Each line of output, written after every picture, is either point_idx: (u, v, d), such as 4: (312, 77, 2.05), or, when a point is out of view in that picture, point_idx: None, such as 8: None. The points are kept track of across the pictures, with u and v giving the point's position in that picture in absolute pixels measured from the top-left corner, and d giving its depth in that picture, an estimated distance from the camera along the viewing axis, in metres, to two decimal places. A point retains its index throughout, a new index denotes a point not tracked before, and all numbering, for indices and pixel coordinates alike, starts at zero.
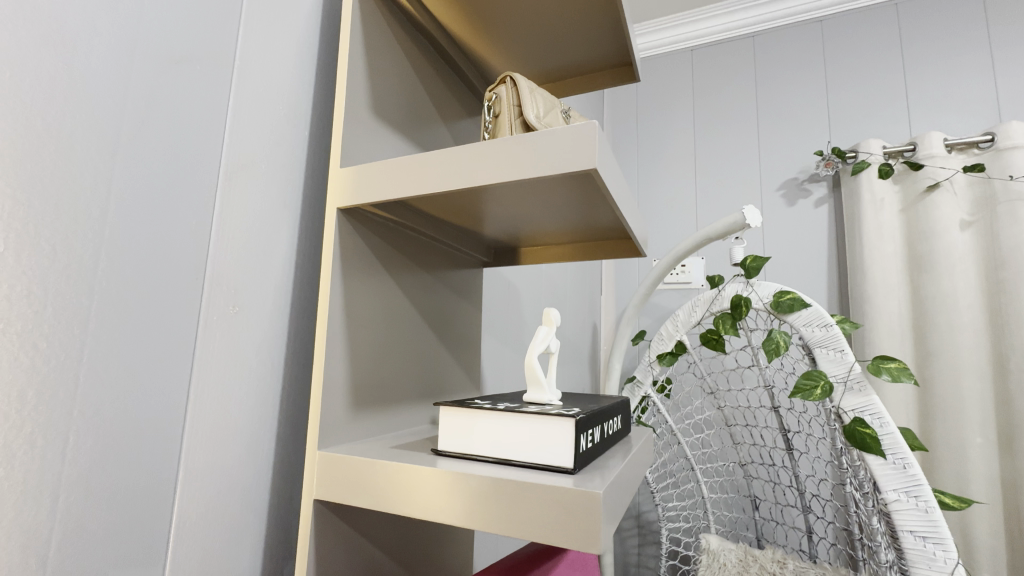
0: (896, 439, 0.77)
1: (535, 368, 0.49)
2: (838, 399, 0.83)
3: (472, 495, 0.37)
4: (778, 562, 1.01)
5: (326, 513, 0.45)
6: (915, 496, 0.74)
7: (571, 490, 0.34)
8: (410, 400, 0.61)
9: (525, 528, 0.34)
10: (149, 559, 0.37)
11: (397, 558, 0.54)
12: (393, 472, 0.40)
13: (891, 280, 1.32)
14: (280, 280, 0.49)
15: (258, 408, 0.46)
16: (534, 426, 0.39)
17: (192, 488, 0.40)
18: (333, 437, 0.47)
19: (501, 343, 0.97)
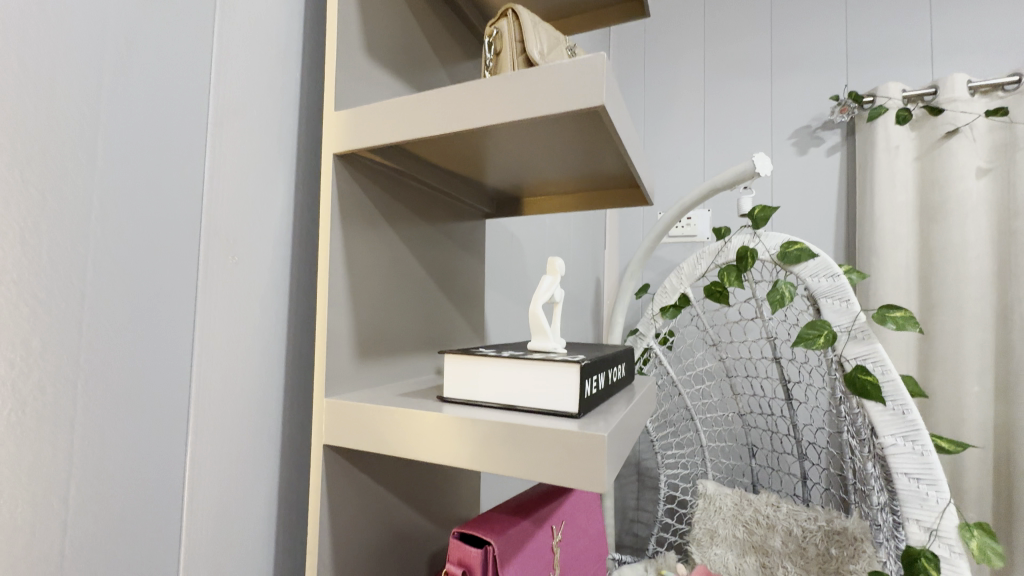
0: (897, 385, 0.77)
1: (539, 317, 0.49)
2: (840, 348, 0.83)
3: (477, 438, 0.37)
4: (772, 506, 1.04)
5: (336, 457, 0.46)
6: (911, 440, 0.74)
7: (574, 433, 0.34)
8: (416, 350, 0.61)
9: (530, 470, 0.35)
10: (168, 499, 0.39)
11: (406, 499, 0.56)
12: (399, 417, 0.41)
13: (901, 230, 1.30)
14: (280, 231, 0.48)
15: (266, 358, 0.47)
16: (539, 372, 0.40)
17: (204, 435, 0.41)
18: (339, 385, 0.47)
19: (504, 295, 0.97)
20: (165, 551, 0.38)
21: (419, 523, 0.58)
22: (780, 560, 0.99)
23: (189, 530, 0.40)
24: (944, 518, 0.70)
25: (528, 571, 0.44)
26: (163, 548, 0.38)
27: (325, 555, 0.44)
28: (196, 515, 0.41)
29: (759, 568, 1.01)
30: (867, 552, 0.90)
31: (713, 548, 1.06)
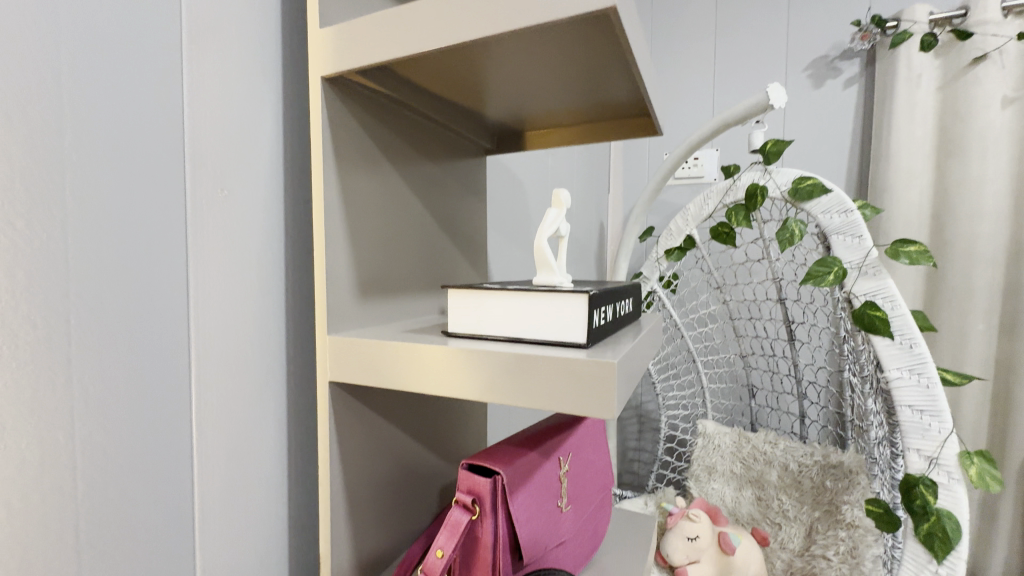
0: (907, 320, 0.75)
1: (545, 251, 0.47)
2: (849, 285, 0.81)
3: (484, 370, 0.36)
4: (770, 443, 1.07)
5: (342, 394, 0.46)
6: (917, 373, 0.72)
7: (583, 361, 0.33)
8: (419, 290, 0.60)
9: (539, 399, 0.34)
10: (176, 435, 0.39)
11: (415, 435, 0.57)
12: (404, 352, 0.40)
13: (917, 166, 1.24)
14: (270, 165, 0.46)
15: (266, 297, 0.46)
16: (546, 304, 0.38)
17: (208, 373, 0.41)
18: (341, 323, 0.46)
19: (507, 238, 0.94)
20: (180, 484, 0.39)
21: (428, 459, 0.60)
22: (775, 492, 1.03)
23: (201, 464, 0.40)
24: (945, 448, 0.70)
25: (537, 499, 0.45)
26: (176, 481, 0.39)
27: (337, 488, 0.45)
28: (207, 450, 0.41)
29: (755, 500, 1.05)
30: (861, 483, 0.91)
31: (711, 483, 1.10)
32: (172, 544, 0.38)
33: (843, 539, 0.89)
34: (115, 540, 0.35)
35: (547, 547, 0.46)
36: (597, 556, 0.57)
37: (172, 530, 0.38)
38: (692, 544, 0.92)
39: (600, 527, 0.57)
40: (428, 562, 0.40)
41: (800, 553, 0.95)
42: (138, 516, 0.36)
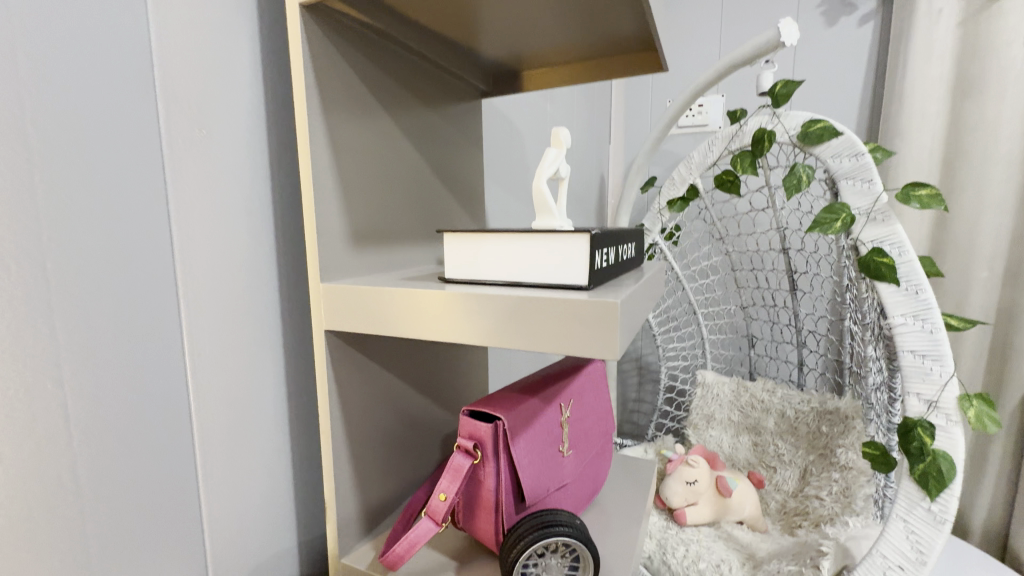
0: (914, 267, 0.72)
1: (544, 194, 0.45)
2: (857, 232, 0.79)
3: (484, 314, 0.35)
4: (768, 391, 1.09)
5: (339, 344, 0.45)
6: (921, 319, 0.70)
7: (583, 301, 0.32)
8: (414, 239, 0.58)
9: (540, 342, 0.34)
10: (171, 385, 0.38)
11: (415, 386, 0.57)
12: (400, 297, 0.39)
13: (930, 110, 1.11)
14: (251, 105, 0.43)
15: (255, 246, 0.44)
16: (545, 246, 0.37)
17: (201, 323, 0.40)
18: (335, 272, 0.45)
19: (505, 189, 0.91)
20: (179, 433, 0.39)
21: (430, 408, 0.60)
22: (771, 438, 1.05)
23: (199, 414, 0.40)
24: (946, 391, 0.67)
25: (538, 444, 0.45)
26: (176, 431, 0.39)
27: (338, 436, 0.45)
28: (206, 401, 0.41)
29: (751, 446, 1.08)
30: (856, 428, 0.94)
31: (709, 430, 1.12)
32: (176, 491, 0.39)
33: (836, 479, 0.92)
34: (118, 488, 0.35)
35: (549, 491, 0.46)
36: (598, 499, 0.59)
37: (176, 477, 0.39)
38: (691, 487, 0.95)
39: (601, 472, 0.58)
40: (433, 504, 0.41)
41: (794, 494, 0.98)
42: (139, 463, 0.36)
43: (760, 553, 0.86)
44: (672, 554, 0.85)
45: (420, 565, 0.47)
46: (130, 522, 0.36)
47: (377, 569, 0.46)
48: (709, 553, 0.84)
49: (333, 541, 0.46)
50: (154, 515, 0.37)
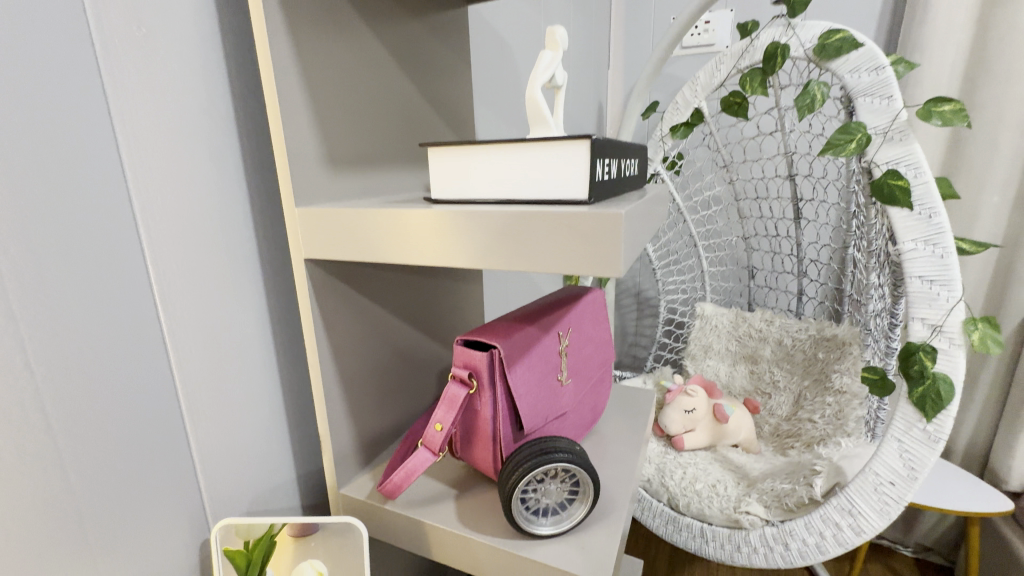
0: (930, 189, 0.68)
1: (539, 104, 0.41)
2: (872, 153, 0.74)
3: (476, 232, 0.32)
4: (766, 321, 1.09)
5: (321, 274, 0.42)
6: (932, 244, 0.66)
7: (583, 213, 0.29)
8: (399, 165, 0.54)
9: (538, 261, 0.31)
10: (140, 318, 0.36)
11: (407, 320, 0.54)
12: (382, 219, 0.35)
13: (958, 18, 1.01)
14: (198, 5, 0.38)
15: (218, 170, 0.41)
16: (540, 156, 0.33)
17: (166, 253, 0.37)
18: (312, 196, 0.41)
19: (498, 115, 0.85)
20: (155, 366, 0.37)
21: (426, 342, 0.58)
22: (768, 366, 1.07)
23: (175, 346, 0.38)
24: (952, 315, 0.64)
25: (536, 373, 0.44)
26: (153, 365, 0.37)
27: (328, 369, 0.43)
28: (181, 334, 0.39)
29: (748, 374, 1.09)
30: (852, 353, 0.94)
31: (706, 360, 1.13)
32: (160, 424, 0.38)
33: (829, 403, 0.93)
34: (98, 423, 0.34)
35: (548, 419, 0.45)
36: (599, 427, 0.59)
37: (159, 410, 0.38)
38: (688, 415, 0.97)
39: (600, 400, 0.57)
40: (429, 435, 0.41)
41: (788, 418, 1.01)
42: (119, 397, 0.35)
43: (754, 473, 0.90)
44: (670, 477, 0.88)
45: (420, 493, 0.47)
46: (115, 455, 0.35)
47: (377, 499, 0.45)
48: (706, 475, 0.88)
49: (331, 473, 0.46)
50: (141, 449, 0.36)
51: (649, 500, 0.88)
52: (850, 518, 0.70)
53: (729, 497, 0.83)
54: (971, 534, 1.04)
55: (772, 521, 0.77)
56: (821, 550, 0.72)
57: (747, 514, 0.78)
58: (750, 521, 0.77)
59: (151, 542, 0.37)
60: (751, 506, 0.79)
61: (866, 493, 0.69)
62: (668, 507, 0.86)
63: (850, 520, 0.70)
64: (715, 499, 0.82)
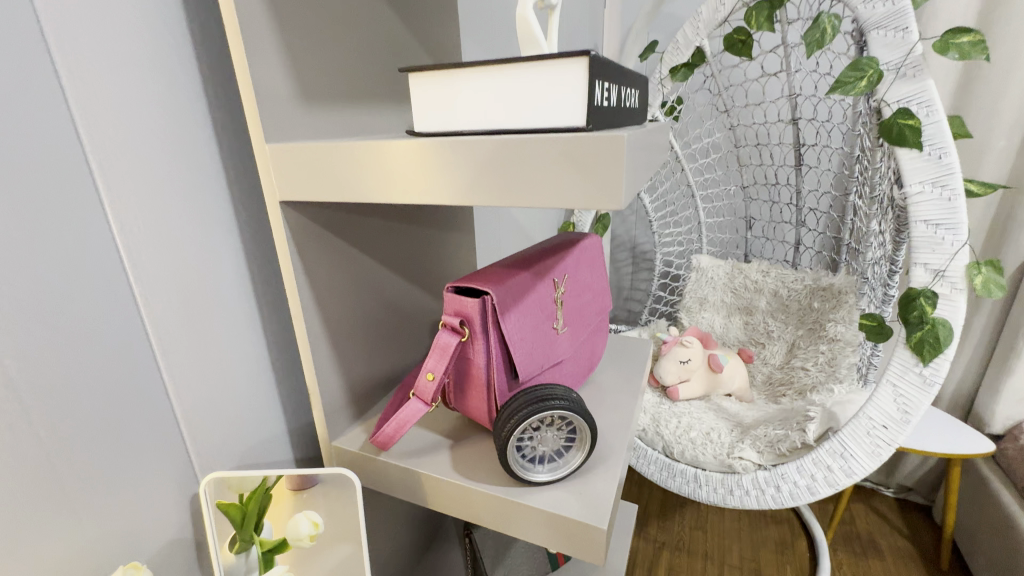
0: (941, 128, 0.63)
1: (530, 25, 0.37)
2: (881, 92, 0.66)
3: (465, 164, 0.30)
4: (762, 273, 1.08)
5: (299, 220, 0.39)
6: (940, 186, 0.63)
7: (585, 138, 0.26)
8: (381, 104, 0.50)
9: (532, 194, 0.29)
10: (103, 270, 0.34)
11: (395, 270, 0.52)
12: (361, 153, 0.32)
13: None
14: None
15: (177, 107, 0.37)
16: (533, 79, 0.30)
17: (126, 199, 0.34)
18: (285, 133, 0.38)
19: (488, 53, 0.79)
20: (126, 320, 0.35)
21: (415, 293, 0.56)
22: (762, 317, 1.06)
23: (144, 297, 0.36)
24: (956, 260, 0.63)
25: (531, 320, 0.42)
26: (124, 319, 0.35)
27: (313, 322, 0.41)
28: (151, 287, 0.36)
29: (742, 325, 1.09)
30: (848, 302, 0.94)
31: (702, 312, 1.12)
32: (137, 381, 0.36)
33: (823, 351, 0.93)
34: (68, 382, 0.32)
35: (543, 367, 0.44)
36: (596, 376, 0.58)
37: (132, 364, 0.36)
38: (684, 366, 0.98)
39: (597, 349, 0.56)
40: (421, 385, 0.39)
41: (781, 366, 1.01)
42: (88, 353, 0.33)
43: (747, 421, 0.91)
44: (665, 426, 0.89)
45: (414, 443, 0.46)
46: (88, 410, 0.33)
47: (371, 451, 0.45)
48: (700, 424, 0.90)
49: (323, 425, 0.45)
50: (117, 407, 0.35)
51: (644, 449, 0.89)
52: (842, 461, 0.71)
53: (723, 443, 0.85)
54: (952, 476, 1.08)
55: (764, 466, 0.79)
56: (811, 492, 0.74)
57: (740, 460, 0.80)
58: (744, 466, 0.79)
59: (138, 496, 0.37)
60: (744, 452, 0.80)
61: (859, 436, 0.70)
62: (663, 455, 0.88)
63: (841, 462, 0.71)
64: (709, 446, 0.84)
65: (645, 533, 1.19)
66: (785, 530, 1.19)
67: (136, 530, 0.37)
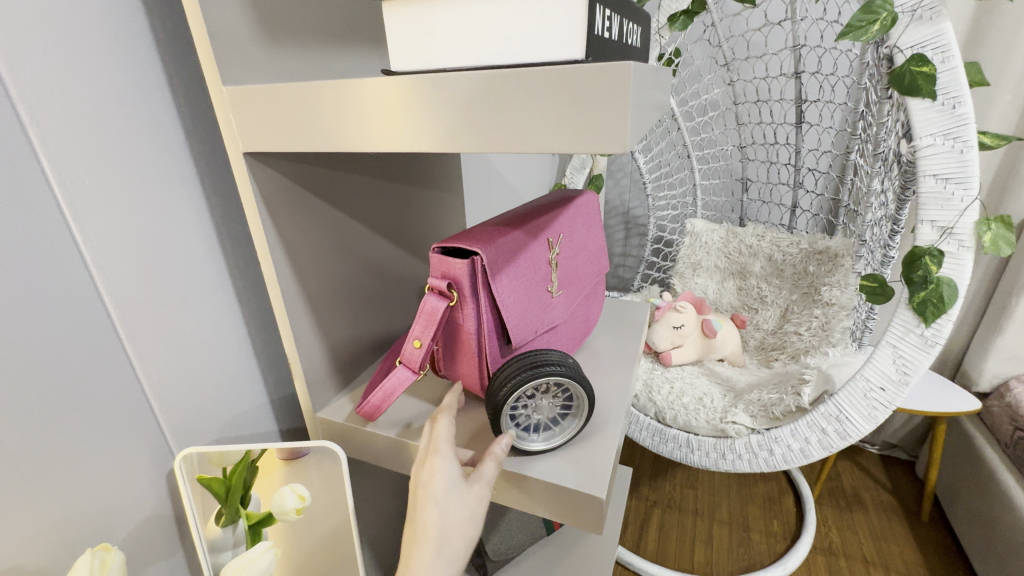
0: (957, 76, 0.58)
1: None
2: (894, 37, 0.61)
3: (449, 104, 0.26)
4: (757, 237, 1.05)
5: (266, 176, 0.35)
6: (953, 139, 0.59)
7: (584, 70, 0.23)
8: (352, 45, 0.45)
9: (525, 138, 0.25)
10: (48, 238, 0.30)
11: (378, 231, 0.49)
12: (330, 96, 0.29)
13: None
14: None
15: (115, 48, 0.33)
16: (526, 4, 0.26)
17: (69, 156, 0.30)
18: (245, 76, 0.33)
19: None
20: (81, 292, 0.32)
21: (399, 256, 0.53)
22: (756, 281, 1.05)
23: (100, 267, 0.32)
24: (965, 217, 0.60)
25: (523, 282, 0.40)
26: (76, 291, 0.32)
27: (289, 288, 0.38)
28: (106, 255, 0.33)
29: (736, 290, 1.08)
30: (844, 266, 0.92)
31: (695, 278, 1.11)
32: (99, 358, 0.33)
33: (817, 315, 0.92)
34: (16, 364, 0.29)
35: (538, 332, 0.41)
36: (590, 340, 0.56)
37: (91, 340, 0.33)
38: (677, 331, 0.96)
39: (593, 313, 0.54)
40: (407, 352, 0.37)
41: (774, 331, 1.01)
42: (38, 331, 0.30)
43: (740, 385, 0.92)
44: (658, 392, 0.89)
45: (403, 413, 0.44)
46: (41, 392, 0.30)
47: (357, 421, 0.42)
48: (693, 389, 0.90)
49: (305, 396, 0.43)
50: (74, 388, 0.32)
51: (637, 415, 0.89)
52: (837, 424, 0.71)
53: (716, 408, 0.85)
54: (938, 433, 1.09)
55: (758, 430, 0.79)
56: (805, 455, 0.74)
57: (733, 425, 0.80)
58: (736, 431, 0.79)
59: (106, 473, 0.34)
60: (738, 417, 0.81)
61: (856, 400, 0.69)
62: (655, 421, 0.88)
63: (836, 425, 0.71)
64: (701, 411, 0.84)
65: (637, 493, 1.21)
66: (772, 486, 1.21)
67: (108, 512, 0.35)
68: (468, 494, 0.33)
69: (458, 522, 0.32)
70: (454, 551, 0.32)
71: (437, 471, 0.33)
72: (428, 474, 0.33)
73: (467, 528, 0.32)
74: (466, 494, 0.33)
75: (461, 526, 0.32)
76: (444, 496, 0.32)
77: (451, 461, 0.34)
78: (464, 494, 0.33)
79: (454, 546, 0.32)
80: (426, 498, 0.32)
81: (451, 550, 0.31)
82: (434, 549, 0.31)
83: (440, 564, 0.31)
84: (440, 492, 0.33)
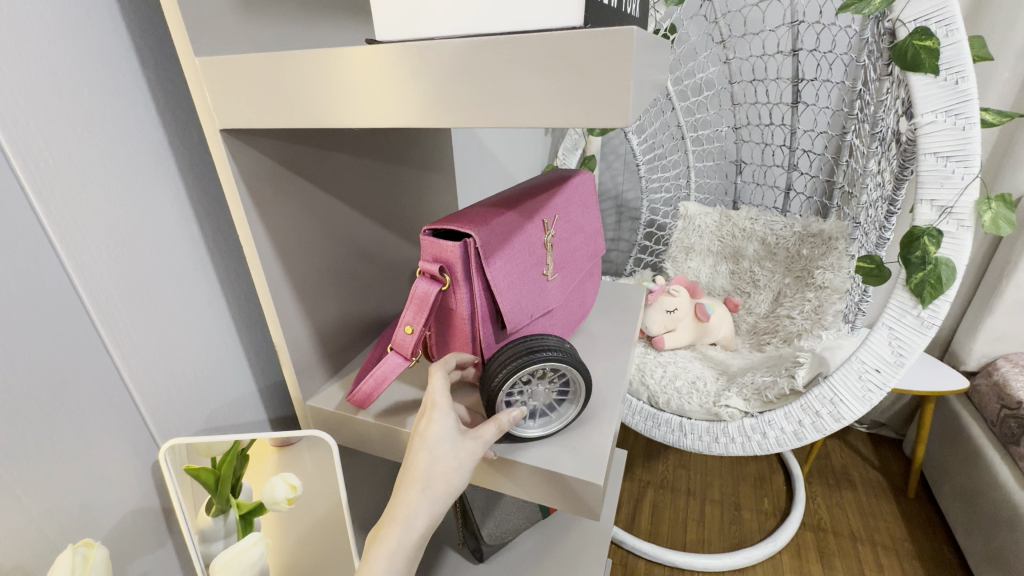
0: (961, 49, 0.55)
1: None
2: (896, 10, 0.59)
3: (436, 74, 0.24)
4: (751, 220, 1.04)
5: (247, 159, 0.33)
6: (955, 116, 0.57)
7: (583, 34, 0.21)
8: (330, 16, 0.42)
9: (520, 110, 0.24)
10: (18, 233, 0.28)
11: (365, 215, 0.47)
12: (311, 68, 0.27)
13: None
14: None
15: (77, 25, 0.30)
16: None
17: (34, 146, 0.28)
18: (219, 51, 0.31)
19: None
20: (55, 289, 0.30)
21: (388, 239, 0.51)
22: (750, 265, 1.04)
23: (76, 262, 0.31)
24: (965, 195, 0.59)
25: (517, 265, 0.38)
26: (50, 287, 0.30)
27: (274, 276, 0.37)
28: (80, 250, 0.31)
29: (729, 273, 1.08)
30: (838, 249, 0.91)
31: (688, 262, 1.10)
32: (78, 358, 0.32)
33: (809, 298, 0.91)
34: None
35: (533, 317, 0.40)
36: (585, 324, 0.55)
37: (68, 338, 0.31)
38: (670, 315, 0.95)
39: (588, 296, 0.53)
40: (399, 339, 0.36)
41: (766, 315, 1.01)
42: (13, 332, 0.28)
43: (733, 368, 0.93)
44: (650, 376, 0.90)
45: (395, 400, 0.43)
46: (18, 396, 0.29)
47: (347, 410, 0.41)
48: (686, 373, 0.90)
49: (293, 385, 0.41)
50: (50, 389, 0.30)
51: (631, 399, 0.89)
52: (830, 406, 0.71)
53: (709, 392, 0.85)
54: (926, 411, 1.11)
55: (752, 414, 0.79)
56: (798, 437, 0.74)
57: (726, 408, 0.81)
58: (729, 414, 0.80)
59: (85, 467, 0.33)
60: (731, 400, 0.81)
61: (850, 381, 0.69)
62: (648, 405, 0.88)
63: (830, 408, 0.71)
64: (695, 395, 0.85)
65: (631, 474, 1.22)
66: (763, 466, 1.23)
67: (94, 513, 0.34)
68: (462, 446, 0.33)
69: (447, 472, 0.32)
70: (438, 496, 0.32)
71: (434, 423, 0.33)
72: (426, 422, 0.33)
73: (455, 478, 0.32)
74: (460, 445, 0.33)
75: (449, 476, 0.32)
76: (437, 445, 0.32)
77: (450, 414, 0.34)
78: (458, 446, 0.33)
79: (439, 491, 0.32)
80: (420, 445, 0.32)
81: (436, 494, 0.32)
82: (420, 489, 0.31)
83: (423, 502, 0.31)
84: (433, 441, 0.32)
